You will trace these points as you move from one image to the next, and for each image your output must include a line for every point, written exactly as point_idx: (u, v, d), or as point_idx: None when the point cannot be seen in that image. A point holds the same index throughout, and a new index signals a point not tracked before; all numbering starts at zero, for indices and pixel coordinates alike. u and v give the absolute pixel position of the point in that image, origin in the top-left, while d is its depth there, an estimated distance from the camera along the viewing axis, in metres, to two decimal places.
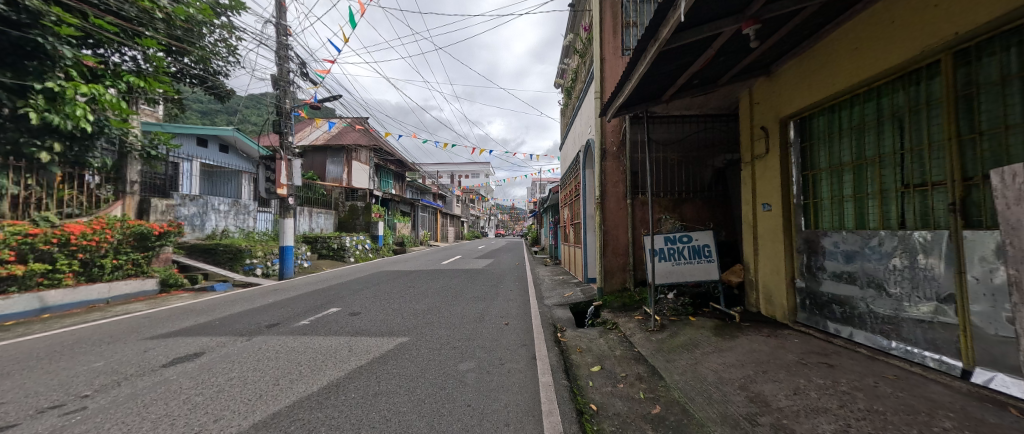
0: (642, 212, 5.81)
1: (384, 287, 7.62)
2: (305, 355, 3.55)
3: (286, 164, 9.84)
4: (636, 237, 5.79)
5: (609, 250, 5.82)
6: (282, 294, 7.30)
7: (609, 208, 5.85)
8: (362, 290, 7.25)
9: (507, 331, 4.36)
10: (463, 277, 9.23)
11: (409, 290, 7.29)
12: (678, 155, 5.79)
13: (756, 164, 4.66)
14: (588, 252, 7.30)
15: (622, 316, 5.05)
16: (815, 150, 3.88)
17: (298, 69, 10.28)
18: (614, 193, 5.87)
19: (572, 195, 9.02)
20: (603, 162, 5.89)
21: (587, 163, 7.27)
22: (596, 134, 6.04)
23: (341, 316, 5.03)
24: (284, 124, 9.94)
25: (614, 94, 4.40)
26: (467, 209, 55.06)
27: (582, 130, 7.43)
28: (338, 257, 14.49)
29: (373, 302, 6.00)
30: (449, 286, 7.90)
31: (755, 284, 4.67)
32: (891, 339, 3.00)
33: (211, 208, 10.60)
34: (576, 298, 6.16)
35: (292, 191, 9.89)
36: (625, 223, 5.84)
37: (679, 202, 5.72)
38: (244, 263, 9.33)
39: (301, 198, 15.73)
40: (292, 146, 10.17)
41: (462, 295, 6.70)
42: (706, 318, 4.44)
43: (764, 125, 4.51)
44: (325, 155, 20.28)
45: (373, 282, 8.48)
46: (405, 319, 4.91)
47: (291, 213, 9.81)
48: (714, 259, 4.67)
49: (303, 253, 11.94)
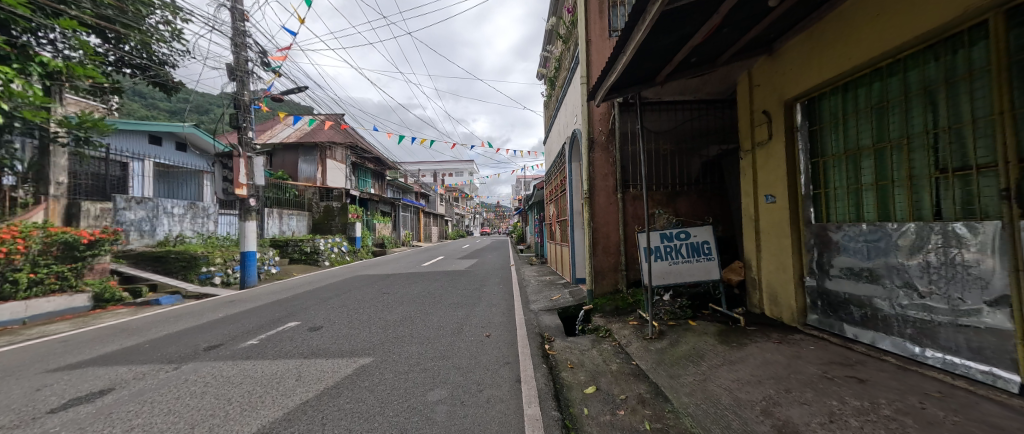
0: (634, 207, 5.37)
1: (355, 295, 6.95)
2: (238, 388, 2.91)
3: (246, 162, 8.98)
4: (628, 234, 5.36)
5: (599, 249, 5.36)
6: (239, 305, 6.54)
7: (599, 204, 5.39)
8: (329, 299, 6.56)
9: (488, 345, 3.82)
10: (443, 281, 8.62)
11: (382, 297, 6.66)
12: (671, 144, 5.38)
13: (758, 152, 4.27)
14: (577, 251, 6.85)
15: (615, 321, 4.61)
16: (826, 133, 3.49)
17: (258, 59, 9.44)
18: (603, 186, 5.39)
19: (558, 191, 8.56)
20: (590, 153, 5.41)
21: (574, 156, 6.81)
22: (582, 123, 5.55)
23: (298, 333, 4.39)
24: (243, 118, 9.04)
25: (603, 74, 3.88)
26: (451, 208, 54.13)
27: (567, 121, 6.96)
28: (312, 261, 13.58)
29: (339, 314, 5.36)
30: (428, 291, 7.28)
31: (758, 283, 4.29)
32: (924, 347, 2.61)
33: (162, 211, 9.61)
34: (564, 301, 5.67)
35: (253, 192, 9.04)
36: (616, 219, 5.38)
37: (673, 196, 5.32)
38: (199, 272, 8.45)
39: (270, 199, 14.73)
40: (252, 142, 9.29)
41: (441, 302, 6.12)
42: (708, 323, 4.04)
43: (766, 109, 4.12)
44: (297, 153, 19.18)
45: (344, 289, 7.78)
46: (371, 334, 4.30)
47: (252, 216, 8.96)
48: (714, 257, 4.27)
49: (270, 258, 11.04)
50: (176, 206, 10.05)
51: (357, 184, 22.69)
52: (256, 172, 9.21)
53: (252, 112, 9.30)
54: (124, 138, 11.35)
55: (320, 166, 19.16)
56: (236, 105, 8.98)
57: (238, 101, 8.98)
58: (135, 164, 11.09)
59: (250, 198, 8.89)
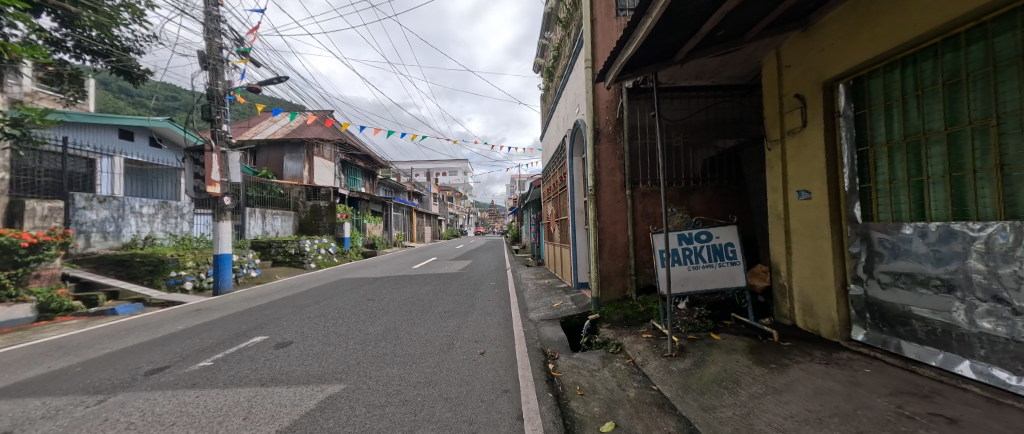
0: (644, 205, 4.84)
1: (337, 301, 6.34)
2: (168, 430, 2.29)
3: (219, 158, 8.27)
4: (638, 235, 4.83)
5: (605, 252, 4.83)
6: (206, 314, 5.89)
7: (605, 201, 4.85)
8: (306, 307, 5.94)
9: (483, 366, 3.26)
10: (434, 285, 8.02)
11: (365, 304, 6.06)
12: (684, 135, 4.87)
13: (788, 142, 3.77)
14: (578, 253, 6.32)
15: (626, 333, 4.08)
16: (875, 117, 2.99)
17: (233, 46, 8.78)
18: (609, 181, 4.85)
19: (556, 188, 8.03)
20: (596, 144, 4.87)
21: (575, 150, 6.28)
22: (586, 112, 5.00)
23: (261, 351, 3.77)
24: (216, 110, 8.33)
25: (615, 49, 3.33)
26: (444, 207, 53.36)
27: (568, 111, 6.41)
28: (297, 263, 12.88)
29: (315, 326, 4.75)
30: (417, 296, 6.69)
31: (789, 290, 3.79)
32: (1017, 375, 2.08)
33: (129, 211, 8.89)
34: (567, 309, 5.12)
35: (227, 190, 8.35)
36: (624, 219, 4.85)
37: (687, 193, 4.81)
38: (168, 276, 7.78)
39: (252, 198, 14.01)
40: (227, 136, 8.57)
41: (431, 310, 5.54)
42: (734, 337, 3.54)
43: (799, 92, 3.62)
44: (282, 150, 18.37)
45: (325, 294, 7.15)
46: (347, 352, 3.72)
47: (227, 215, 8.28)
48: (739, 261, 3.77)
49: (249, 260, 10.36)
50: (145, 205, 9.33)
51: (346, 182, 21.93)
52: (232, 168, 8.52)
53: (227, 104, 8.61)
54: (92, 133, 10.55)
55: (307, 164, 18.39)
56: (209, 96, 8.27)
57: (212, 91, 8.30)
58: (103, 160, 10.35)
59: (224, 196, 8.19)
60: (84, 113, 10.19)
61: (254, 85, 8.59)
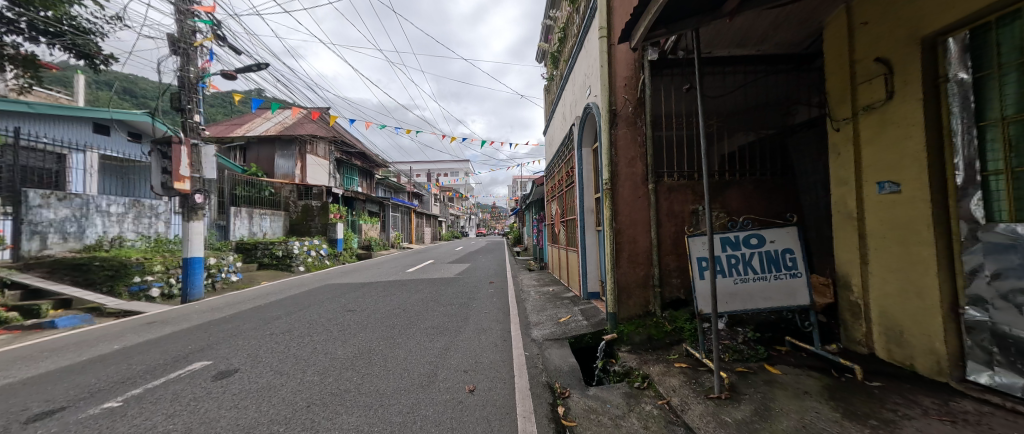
0: (670, 202, 4.03)
1: (312, 312, 5.54)
2: None
3: (189, 150, 7.48)
4: (663, 237, 4.02)
5: (623, 258, 4.02)
6: (157, 327, 5.10)
7: (623, 197, 4.05)
8: (274, 320, 5.15)
9: (471, 412, 2.44)
10: (426, 292, 7.23)
11: (341, 316, 5.25)
12: (718, 119, 4.07)
13: (864, 121, 2.95)
14: (589, 258, 5.51)
15: (653, 361, 3.26)
16: (1008, 78, 2.14)
17: (209, 31, 8.09)
18: (628, 173, 4.05)
19: (562, 185, 7.24)
20: (612, 129, 4.06)
21: (585, 140, 5.51)
22: (600, 93, 4.21)
23: (193, 386, 2.96)
24: (187, 99, 7.56)
25: (640, 1, 2.54)
26: (444, 208, 52.62)
27: (577, 96, 5.63)
28: (284, 266, 12.11)
29: (274, 347, 3.95)
30: (404, 307, 5.89)
31: (865, 309, 2.96)
32: None
33: (94, 210, 8.17)
34: (576, 326, 4.30)
35: (198, 186, 7.57)
36: (647, 218, 4.04)
37: (721, 187, 4.02)
38: (130, 282, 7.01)
39: (238, 197, 13.26)
40: (200, 127, 7.82)
41: (417, 325, 4.74)
42: (798, 372, 2.72)
43: (882, 55, 2.79)
44: (273, 148, 17.62)
45: (302, 303, 6.34)
46: (298, 388, 2.90)
47: (199, 215, 7.51)
48: (802, 272, 2.94)
49: (229, 264, 9.60)
50: (113, 204, 8.60)
51: (342, 182, 21.22)
52: (203, 161, 7.75)
53: (201, 93, 7.85)
54: (62, 127, 9.83)
55: (300, 162, 17.65)
56: (180, 83, 7.50)
57: (184, 78, 7.54)
58: (74, 155, 9.70)
59: (195, 194, 7.41)
60: (51, 104, 9.43)
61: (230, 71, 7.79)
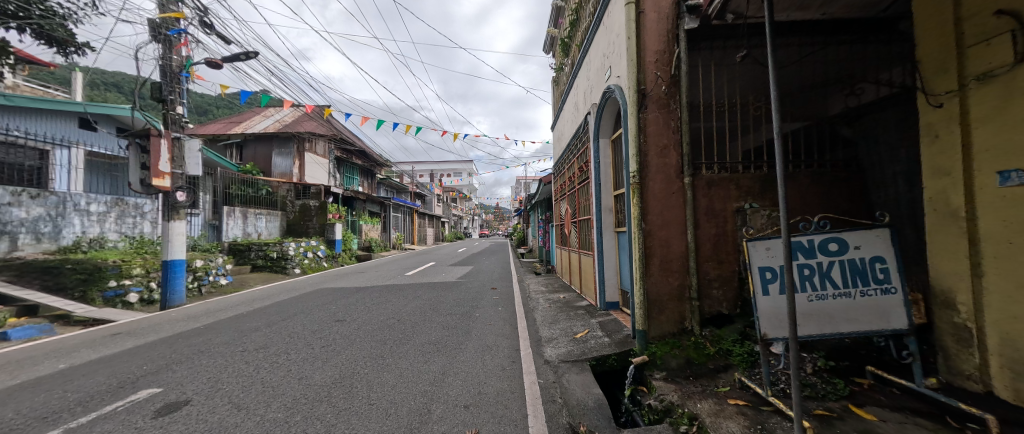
0: (710, 199, 3.40)
1: (296, 323, 4.96)
2: None
3: (170, 144, 6.92)
4: (702, 240, 3.38)
5: (653, 265, 3.39)
6: (119, 339, 4.54)
7: (654, 192, 3.41)
8: (250, 332, 4.55)
9: None
10: (425, 299, 6.61)
11: (327, 329, 4.64)
12: (766, 100, 3.46)
13: (976, 94, 2.28)
14: (606, 264, 4.89)
15: (699, 395, 2.59)
16: None
17: (196, 18, 7.60)
18: (658, 163, 3.41)
19: (573, 182, 6.63)
20: (641, 112, 3.44)
21: (602, 130, 4.91)
22: (627, 71, 3.59)
23: (124, 426, 2.34)
24: (169, 89, 7.00)
25: None
26: (447, 209, 52.10)
27: (594, 80, 5.01)
28: (278, 269, 11.56)
29: (241, 369, 3.34)
30: (399, 316, 5.28)
31: (977, 334, 2.23)
32: None
33: (72, 209, 7.74)
34: (597, 345, 3.67)
35: (179, 183, 7.01)
36: (682, 218, 3.41)
37: (770, 181, 3.40)
38: (105, 288, 6.48)
39: (232, 196, 12.75)
40: (183, 120, 7.26)
41: (411, 340, 4.11)
42: (900, 420, 2.05)
43: (1005, 5, 2.11)
44: (271, 145, 17.10)
45: (287, 311, 5.74)
46: (255, 429, 2.28)
47: (180, 214, 6.96)
48: (898, 288, 2.29)
49: (218, 267, 9.06)
50: (92, 202, 8.09)
51: (342, 181, 20.71)
52: (186, 155, 7.21)
53: (184, 83, 7.30)
54: (46, 122, 9.17)
55: (298, 160, 17.12)
56: (161, 73, 6.96)
57: (165, 68, 7.00)
58: (58, 152, 9.25)
59: (176, 191, 6.84)
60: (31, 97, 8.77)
61: (214, 59, 7.21)
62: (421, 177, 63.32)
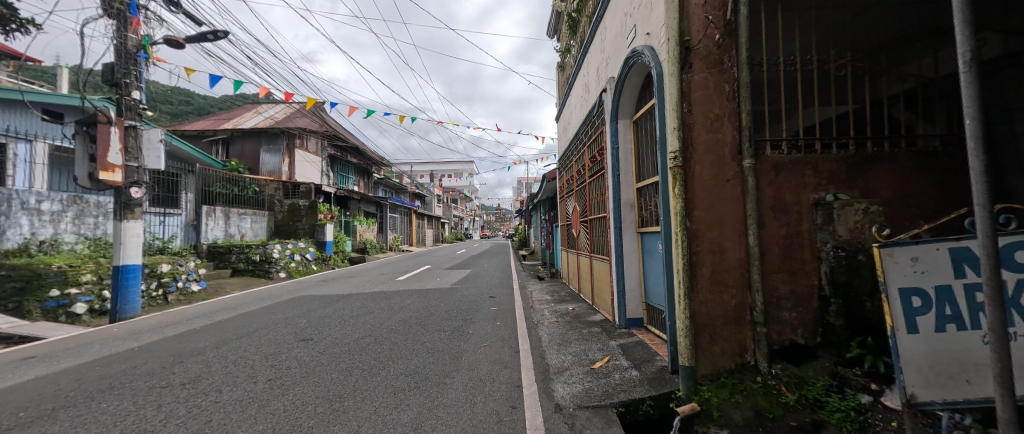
0: (777, 189, 2.52)
1: (250, 344, 4.07)
2: None
3: (123, 133, 6.10)
4: (768, 245, 2.50)
5: (703, 278, 2.50)
6: (26, 363, 3.68)
7: (702, 179, 2.53)
8: (187, 358, 3.66)
9: None
10: (413, 310, 5.74)
11: (281, 353, 3.76)
12: (853, 55, 2.56)
13: None
14: (628, 273, 4.00)
15: None
16: None
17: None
18: (707, 140, 2.53)
19: (583, 175, 5.78)
20: (683, 72, 2.57)
21: (621, 110, 4.08)
22: (664, 21, 2.72)
23: None
24: (122, 71, 6.16)
25: None
26: (447, 209, 51.35)
27: (613, 48, 4.13)
28: (261, 273, 10.72)
29: (143, 419, 2.45)
30: (377, 335, 4.40)
31: None
32: None
33: (19, 207, 7.27)
34: (623, 382, 2.77)
35: (134, 178, 6.19)
36: (740, 215, 2.52)
37: (861, 163, 2.50)
38: (46, 298, 5.67)
39: (214, 194, 11.91)
40: (139, 106, 6.40)
41: (384, 371, 3.23)
42: None
43: None
44: (259, 142, 16.23)
45: (248, 326, 4.87)
46: None
47: (135, 213, 6.12)
48: None
49: (189, 271, 8.21)
50: (44, 201, 7.68)
51: (336, 180, 19.94)
52: (144, 146, 6.37)
53: (142, 65, 6.48)
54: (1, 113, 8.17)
55: (288, 158, 16.30)
56: (115, 52, 6.14)
57: (120, 47, 6.17)
58: (18, 147, 8.02)
59: (130, 187, 6.03)
60: None
61: (175, 37, 6.39)
62: (422, 178, 62.71)
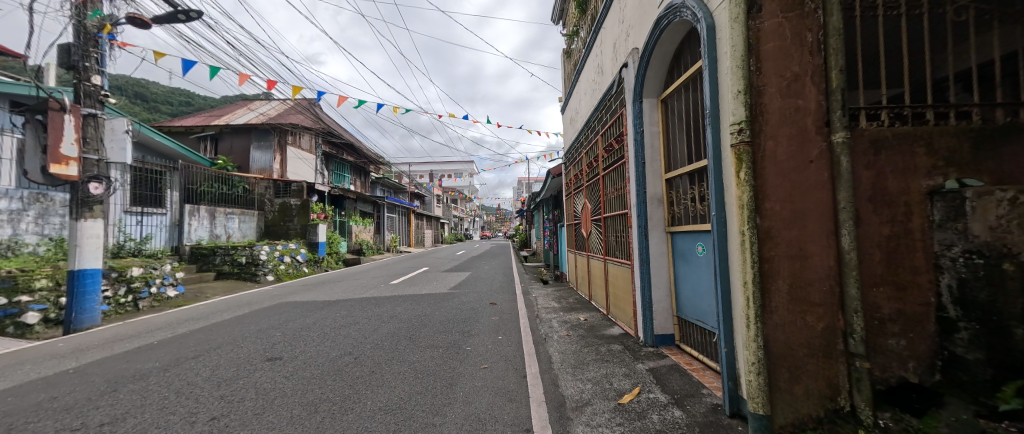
0: (878, 173, 1.87)
1: (205, 365, 3.41)
2: None
3: (79, 122, 5.44)
4: (867, 248, 1.85)
5: (779, 292, 1.85)
6: None
7: (775, 159, 1.88)
8: (121, 386, 2.99)
9: None
10: (404, 320, 5.09)
11: (238, 379, 3.09)
12: None
13: None
14: (655, 281, 3.35)
15: None
16: None
17: None
18: (784, 106, 1.88)
19: (596, 169, 5.15)
20: (749, 17, 1.93)
21: (647, 86, 3.44)
22: None
23: None
24: (80, 52, 5.50)
25: None
26: (447, 209, 50.75)
27: (638, 12, 3.49)
28: (247, 276, 10.05)
29: None
30: (359, 353, 3.74)
31: None
32: None
33: None
34: (667, 426, 2.09)
35: (92, 172, 5.55)
36: (829, 208, 1.86)
37: (994, 139, 1.84)
38: None
39: (198, 193, 11.26)
40: (98, 93, 5.73)
41: (359, 407, 2.56)
42: None
43: None
44: (249, 138, 15.59)
45: (212, 341, 4.21)
46: None
47: (94, 211, 5.47)
48: None
49: (165, 275, 7.56)
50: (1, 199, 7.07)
51: (331, 179, 19.32)
52: (106, 137, 5.72)
53: (104, 47, 5.82)
54: None
55: (279, 155, 15.69)
56: (72, 32, 5.49)
57: (78, 26, 5.51)
58: None
59: (87, 182, 5.38)
60: None
61: (139, 16, 5.73)
62: (422, 178, 62.11)
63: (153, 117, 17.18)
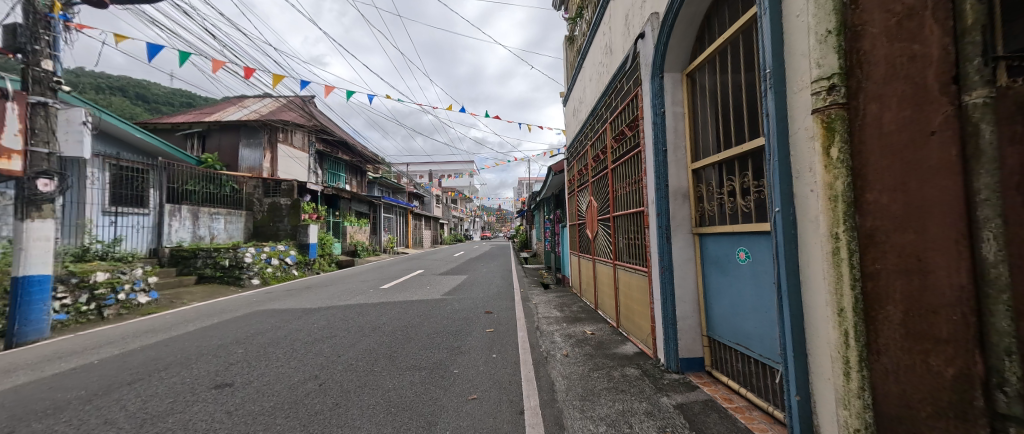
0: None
1: (137, 396, 2.82)
2: None
3: (25, 112, 4.88)
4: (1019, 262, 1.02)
5: (888, 321, 1.30)
6: None
7: (883, 124, 1.33)
8: (21, 425, 2.41)
9: None
10: (387, 333, 4.51)
11: (169, 417, 2.50)
12: None
13: None
14: (680, 293, 2.76)
15: None
16: None
17: None
18: (892, 53, 1.29)
19: (604, 161, 4.58)
20: None
21: (669, 57, 2.83)
22: None
23: None
24: (29, 34, 4.94)
25: None
26: (446, 210, 50.28)
27: None
28: (231, 280, 9.46)
29: None
30: (327, 377, 3.16)
31: None
32: None
33: None
34: None
35: (41, 167, 4.98)
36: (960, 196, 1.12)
37: None
38: None
39: (181, 191, 10.68)
40: (51, 80, 5.16)
41: None
42: None
43: None
44: (239, 136, 15.06)
45: (159, 361, 3.62)
46: None
47: (43, 211, 4.91)
48: None
49: (136, 280, 6.96)
50: None
51: (325, 178, 18.76)
52: (59, 129, 5.15)
53: (59, 30, 5.27)
54: None
55: (269, 153, 15.13)
56: (20, 12, 4.94)
57: (26, 5, 4.96)
58: None
59: (35, 178, 4.84)
60: None
61: None
62: (421, 178, 61.57)
63: (142, 115, 16.67)
